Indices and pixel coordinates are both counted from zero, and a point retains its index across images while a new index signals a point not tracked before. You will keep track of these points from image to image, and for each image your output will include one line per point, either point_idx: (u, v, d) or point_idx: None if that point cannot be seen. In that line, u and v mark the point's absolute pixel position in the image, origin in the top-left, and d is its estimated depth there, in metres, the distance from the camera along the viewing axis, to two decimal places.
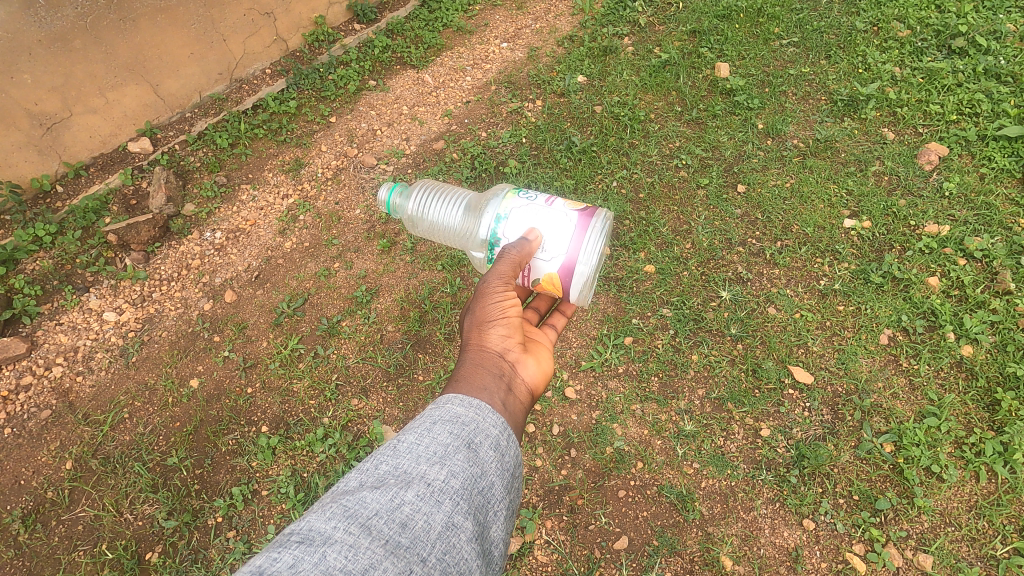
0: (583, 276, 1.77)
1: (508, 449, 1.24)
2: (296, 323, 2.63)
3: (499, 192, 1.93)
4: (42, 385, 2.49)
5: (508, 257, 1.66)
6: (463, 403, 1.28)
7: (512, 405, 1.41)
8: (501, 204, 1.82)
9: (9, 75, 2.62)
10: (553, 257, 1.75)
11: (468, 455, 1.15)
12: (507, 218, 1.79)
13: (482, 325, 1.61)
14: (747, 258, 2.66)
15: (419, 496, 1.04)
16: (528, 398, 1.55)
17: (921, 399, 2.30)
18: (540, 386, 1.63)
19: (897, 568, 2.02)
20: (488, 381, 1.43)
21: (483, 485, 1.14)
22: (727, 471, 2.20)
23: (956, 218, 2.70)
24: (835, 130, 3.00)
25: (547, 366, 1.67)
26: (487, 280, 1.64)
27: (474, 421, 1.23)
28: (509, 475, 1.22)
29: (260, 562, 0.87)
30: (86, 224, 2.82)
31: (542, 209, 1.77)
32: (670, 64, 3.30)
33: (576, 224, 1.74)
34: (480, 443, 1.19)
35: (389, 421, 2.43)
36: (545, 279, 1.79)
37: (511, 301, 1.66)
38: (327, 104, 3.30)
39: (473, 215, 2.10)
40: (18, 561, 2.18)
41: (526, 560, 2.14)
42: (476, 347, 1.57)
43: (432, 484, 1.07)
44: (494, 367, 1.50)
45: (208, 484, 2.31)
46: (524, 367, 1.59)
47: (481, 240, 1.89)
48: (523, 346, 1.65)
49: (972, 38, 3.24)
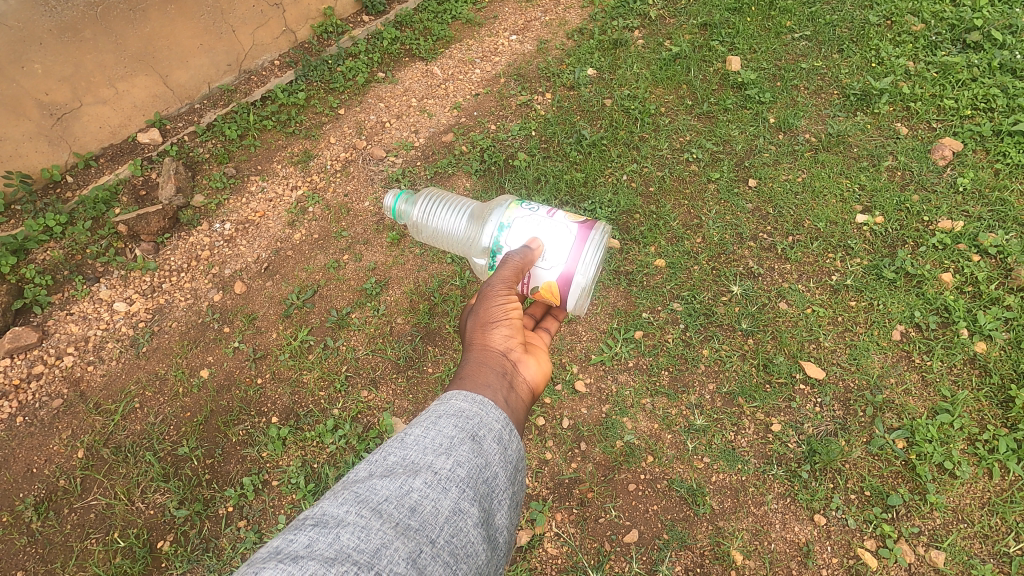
0: (580, 287, 1.76)
1: (511, 442, 1.23)
2: (305, 314, 2.63)
3: (503, 202, 1.92)
4: (53, 374, 2.50)
5: (511, 263, 1.66)
6: (467, 398, 1.27)
7: (514, 402, 1.40)
8: (504, 214, 1.81)
9: (18, 65, 2.60)
10: (552, 266, 1.74)
11: (473, 446, 1.15)
12: (509, 227, 1.78)
13: (485, 325, 1.60)
14: (758, 253, 2.64)
15: (427, 484, 1.04)
16: (529, 397, 1.53)
17: (933, 395, 2.29)
18: (540, 386, 1.61)
19: (909, 564, 2.02)
20: (492, 379, 1.42)
21: (488, 474, 1.13)
22: (738, 466, 2.20)
23: (970, 215, 2.67)
24: (847, 125, 2.98)
25: (547, 367, 1.66)
26: (491, 283, 1.64)
27: (478, 415, 1.22)
28: (514, 467, 1.21)
29: (276, 544, 0.88)
30: (96, 215, 2.82)
31: (544, 220, 1.76)
32: (681, 58, 3.28)
33: (575, 236, 1.73)
34: (484, 436, 1.18)
35: (399, 412, 2.44)
36: (543, 287, 1.78)
37: (513, 304, 1.65)
38: (336, 96, 3.29)
39: (475, 223, 2.07)
40: (31, 549, 2.18)
41: (536, 552, 2.14)
42: (480, 347, 1.55)
43: (439, 472, 1.06)
44: (497, 365, 1.49)
45: (219, 473, 2.32)
46: (526, 366, 1.57)
47: (483, 247, 1.88)
48: (525, 346, 1.63)
49: (987, 32, 3.21)
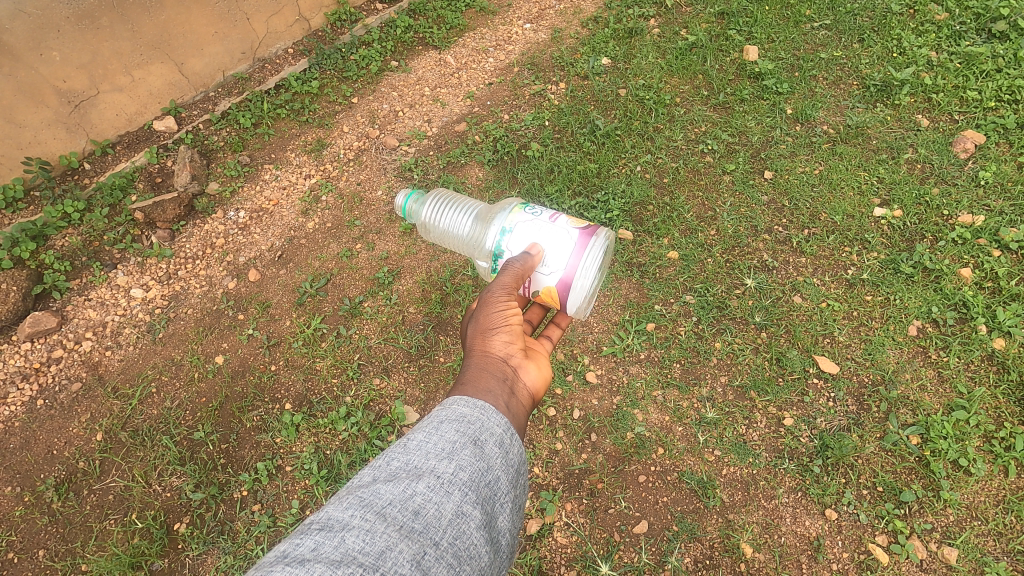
0: (581, 291, 1.75)
1: (513, 446, 1.24)
2: (318, 303, 2.65)
3: (507, 205, 1.91)
4: (73, 359, 2.54)
5: (512, 269, 1.66)
6: (468, 403, 1.28)
7: (515, 407, 1.40)
8: (507, 218, 1.81)
9: (36, 52, 2.62)
10: (553, 270, 1.73)
11: (475, 450, 1.15)
12: (511, 231, 1.78)
13: (486, 331, 1.59)
14: (773, 245, 2.62)
15: (430, 487, 1.04)
16: (530, 402, 1.53)
17: (950, 391, 2.26)
18: (541, 391, 1.60)
19: (921, 561, 2.00)
20: (493, 384, 1.42)
21: (490, 478, 1.13)
22: (750, 459, 2.20)
23: (991, 209, 2.62)
24: (867, 116, 2.93)
25: (548, 371, 1.64)
26: (492, 289, 1.63)
27: (480, 420, 1.23)
28: (516, 471, 1.21)
29: (283, 548, 0.89)
30: (113, 202, 2.84)
31: (546, 225, 1.75)
32: (697, 47, 3.24)
33: (577, 241, 1.72)
34: (486, 440, 1.19)
35: (411, 401, 2.45)
36: (544, 291, 1.77)
37: (514, 310, 1.64)
38: (349, 85, 3.29)
39: (482, 224, 2.07)
40: (52, 528, 2.23)
41: (546, 541, 2.15)
42: (480, 353, 1.55)
43: (441, 476, 1.07)
44: (498, 371, 1.49)
45: (233, 458, 2.35)
46: (527, 372, 1.57)
47: (486, 250, 1.88)
48: (526, 351, 1.62)
49: (1013, 21, 3.15)
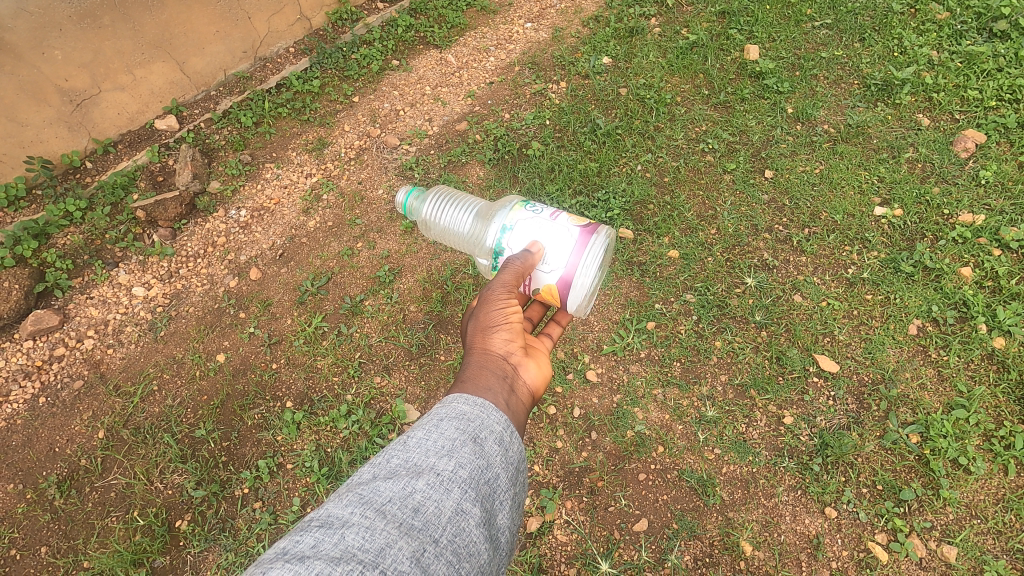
0: (581, 289, 1.76)
1: (513, 443, 1.24)
2: (319, 301, 2.66)
3: (508, 203, 1.92)
4: (75, 357, 2.55)
5: (512, 267, 1.66)
6: (468, 401, 1.28)
7: (515, 405, 1.41)
8: (507, 216, 1.81)
9: (38, 51, 2.62)
10: (553, 268, 1.73)
11: (475, 448, 1.16)
12: (511, 229, 1.78)
13: (486, 328, 1.60)
14: (773, 244, 2.62)
15: (429, 485, 1.05)
16: (530, 400, 1.53)
17: (950, 390, 2.26)
18: (541, 389, 1.60)
19: (921, 559, 2.01)
20: (492, 382, 1.43)
21: (489, 475, 1.14)
22: (749, 458, 2.20)
23: (992, 208, 2.62)
24: (867, 115, 2.93)
25: (548, 369, 1.65)
26: (492, 287, 1.64)
27: (479, 418, 1.23)
28: (515, 468, 1.22)
29: (283, 545, 0.89)
30: (115, 200, 2.85)
31: (546, 223, 1.75)
32: (698, 46, 3.24)
33: (577, 239, 1.73)
34: (485, 438, 1.19)
35: (412, 399, 2.46)
36: (544, 289, 1.78)
37: (514, 308, 1.65)
38: (350, 84, 3.30)
39: (482, 222, 2.08)
40: (54, 525, 2.24)
41: (546, 539, 2.15)
42: (480, 350, 1.55)
43: (441, 474, 1.07)
44: (497, 369, 1.50)
45: (234, 456, 2.36)
46: (527, 370, 1.57)
47: (487, 248, 1.88)
48: (526, 349, 1.63)
49: (1014, 21, 3.15)
